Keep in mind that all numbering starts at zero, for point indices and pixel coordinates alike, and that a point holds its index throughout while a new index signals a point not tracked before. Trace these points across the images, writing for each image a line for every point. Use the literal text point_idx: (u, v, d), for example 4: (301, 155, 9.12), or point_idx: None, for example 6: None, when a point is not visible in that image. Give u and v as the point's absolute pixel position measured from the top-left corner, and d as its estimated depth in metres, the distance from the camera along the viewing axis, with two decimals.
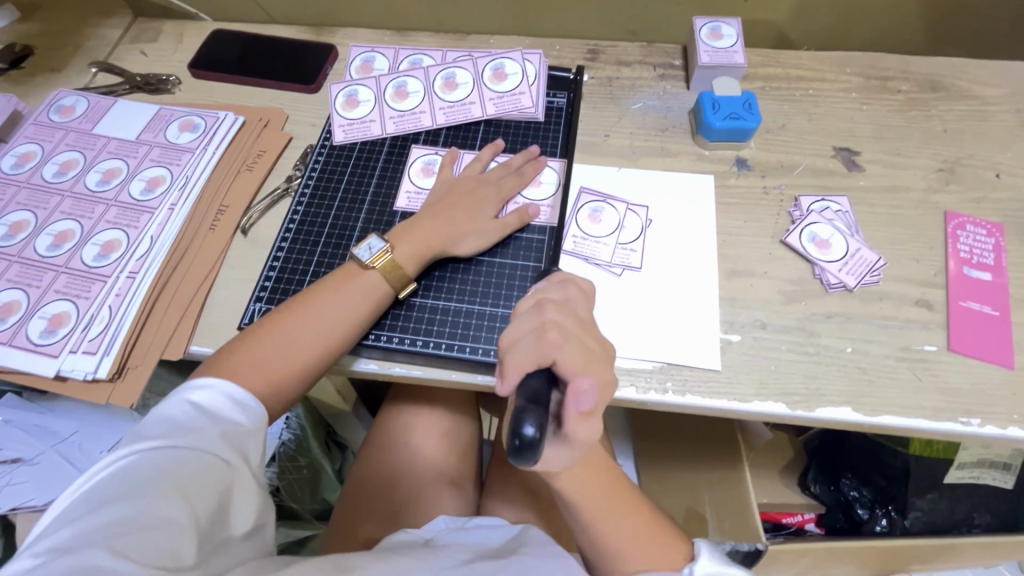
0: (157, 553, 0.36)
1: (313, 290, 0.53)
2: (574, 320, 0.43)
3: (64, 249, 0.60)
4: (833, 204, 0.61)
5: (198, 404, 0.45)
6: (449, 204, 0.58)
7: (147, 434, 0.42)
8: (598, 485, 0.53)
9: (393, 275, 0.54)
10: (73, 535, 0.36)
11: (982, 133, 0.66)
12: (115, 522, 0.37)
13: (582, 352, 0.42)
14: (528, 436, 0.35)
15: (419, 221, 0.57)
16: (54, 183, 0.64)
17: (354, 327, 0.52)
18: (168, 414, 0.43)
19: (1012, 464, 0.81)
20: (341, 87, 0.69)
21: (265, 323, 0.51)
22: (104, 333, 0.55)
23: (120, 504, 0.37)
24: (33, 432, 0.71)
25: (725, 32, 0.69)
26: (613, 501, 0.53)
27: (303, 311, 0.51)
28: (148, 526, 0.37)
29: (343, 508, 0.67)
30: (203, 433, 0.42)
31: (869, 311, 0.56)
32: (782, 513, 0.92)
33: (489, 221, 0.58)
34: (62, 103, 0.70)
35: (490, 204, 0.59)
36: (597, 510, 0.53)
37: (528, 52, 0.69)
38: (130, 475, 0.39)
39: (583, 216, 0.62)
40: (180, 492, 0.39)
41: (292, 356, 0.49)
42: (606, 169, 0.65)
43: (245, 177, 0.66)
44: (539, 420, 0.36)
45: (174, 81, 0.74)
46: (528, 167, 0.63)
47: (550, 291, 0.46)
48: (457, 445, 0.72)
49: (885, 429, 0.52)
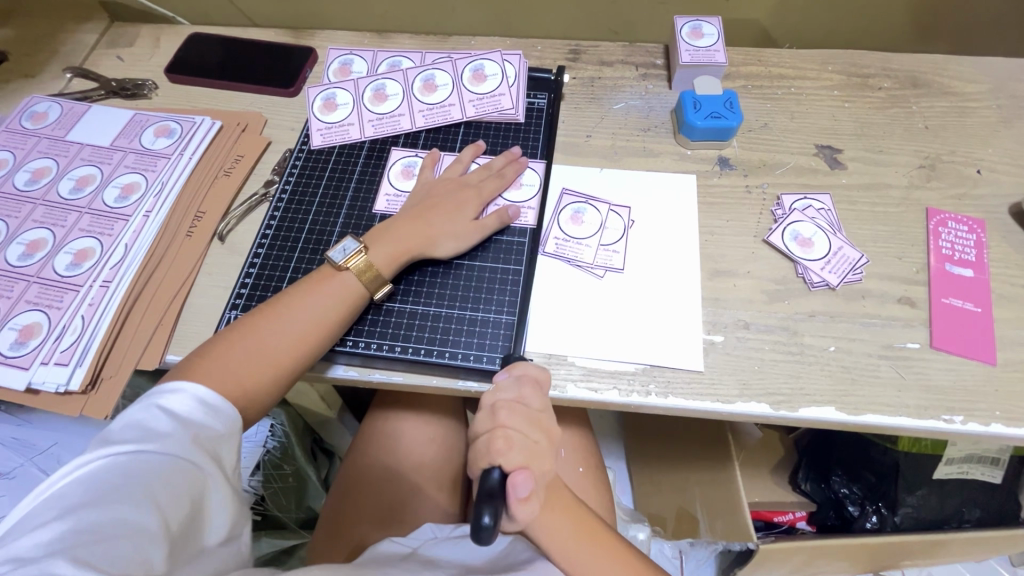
0: (125, 561, 0.34)
1: (288, 293, 0.52)
2: (527, 418, 0.46)
3: (35, 259, 0.58)
4: (815, 202, 0.61)
5: (170, 409, 0.43)
6: (428, 206, 0.58)
7: (115, 440, 0.41)
8: (567, 529, 0.51)
9: (370, 277, 0.54)
10: (36, 543, 0.34)
11: (963, 129, 0.66)
12: (82, 530, 0.35)
13: (529, 450, 0.46)
14: (485, 523, 0.40)
15: (397, 224, 0.56)
16: (26, 191, 0.63)
17: (330, 329, 0.51)
18: (139, 419, 0.42)
19: (1000, 459, 0.83)
20: (318, 90, 0.68)
21: (238, 327, 0.50)
22: (76, 344, 0.54)
23: (87, 512, 0.36)
24: (12, 445, 0.69)
25: (705, 31, 0.68)
26: (587, 544, 0.51)
27: (278, 314, 0.50)
28: (116, 533, 0.35)
29: (327, 518, 0.66)
30: (175, 438, 0.41)
31: (852, 309, 0.56)
32: (774, 511, 0.91)
33: (469, 223, 0.58)
34: (35, 109, 0.69)
35: (471, 206, 0.58)
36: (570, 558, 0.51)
37: (508, 54, 0.69)
38: (97, 481, 0.38)
39: (565, 217, 0.61)
40: (149, 499, 0.38)
41: (266, 359, 0.49)
42: (587, 171, 0.64)
43: (222, 182, 0.65)
44: (494, 509, 0.41)
45: (150, 86, 0.73)
46: (510, 168, 0.62)
47: (503, 392, 0.48)
48: (443, 451, 0.71)
49: (870, 427, 0.52)
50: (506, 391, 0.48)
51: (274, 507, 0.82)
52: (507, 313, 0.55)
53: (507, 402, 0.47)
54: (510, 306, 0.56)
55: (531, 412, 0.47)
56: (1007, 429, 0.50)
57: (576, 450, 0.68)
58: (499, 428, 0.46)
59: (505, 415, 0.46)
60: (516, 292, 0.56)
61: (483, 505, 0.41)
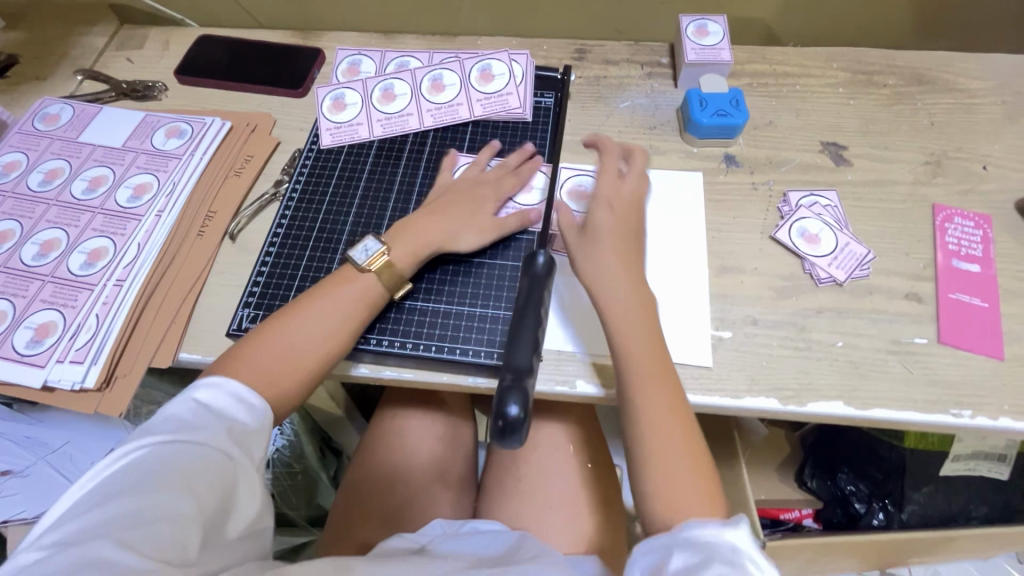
0: (161, 547, 0.36)
1: (308, 295, 0.53)
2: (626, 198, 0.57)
3: (50, 258, 0.59)
4: (821, 199, 0.62)
5: (205, 403, 0.44)
6: (445, 203, 0.58)
7: (155, 430, 0.41)
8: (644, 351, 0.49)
9: (391, 280, 0.54)
10: (78, 529, 0.36)
11: (969, 125, 0.66)
12: (120, 517, 0.36)
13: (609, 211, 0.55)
14: (512, 413, 0.40)
15: (415, 221, 0.57)
16: (40, 192, 0.63)
17: (354, 326, 0.52)
18: (176, 411, 0.43)
19: (1008, 456, 0.81)
20: (328, 90, 0.68)
21: (257, 332, 0.50)
22: (91, 342, 0.55)
23: (125, 499, 0.37)
24: (24, 444, 0.70)
25: (711, 29, 0.69)
26: (658, 387, 0.48)
27: (305, 313, 0.51)
28: (153, 520, 0.37)
29: (338, 512, 0.66)
30: (209, 429, 0.42)
31: (859, 305, 0.56)
32: (780, 509, 0.91)
33: (490, 220, 0.58)
34: (47, 111, 0.69)
35: (489, 203, 0.59)
36: (632, 363, 0.49)
37: (515, 53, 0.69)
38: (136, 469, 0.39)
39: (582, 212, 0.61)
40: (184, 483, 0.39)
41: (296, 359, 0.49)
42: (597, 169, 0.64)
43: (233, 182, 0.65)
44: (522, 399, 0.41)
45: (160, 88, 0.74)
46: (527, 169, 0.62)
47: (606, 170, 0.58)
48: (451, 447, 0.71)
49: (878, 422, 0.52)
50: (606, 179, 0.58)
51: (284, 504, 0.82)
52: None
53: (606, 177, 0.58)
54: None
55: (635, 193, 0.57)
56: (1015, 423, 0.51)
57: (584, 447, 0.68)
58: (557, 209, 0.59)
59: (608, 179, 0.58)
60: None
61: (508, 396, 0.41)
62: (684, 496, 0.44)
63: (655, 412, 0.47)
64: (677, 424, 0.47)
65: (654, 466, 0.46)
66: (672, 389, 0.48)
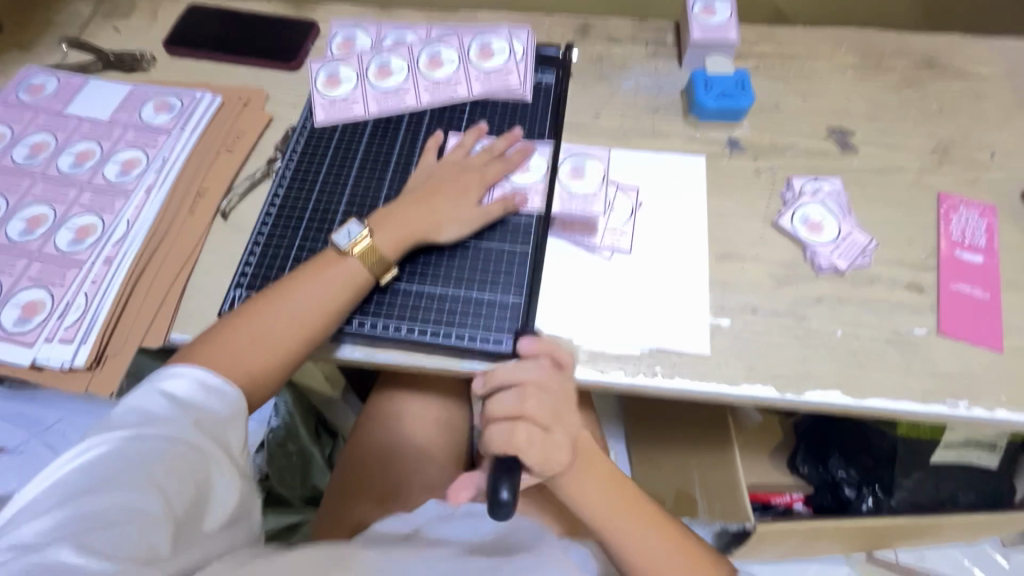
0: (131, 546, 0.35)
1: (293, 276, 0.52)
2: (548, 404, 0.49)
3: (36, 235, 0.58)
4: (826, 184, 0.60)
5: (170, 395, 0.43)
6: (430, 191, 0.57)
7: (118, 425, 0.41)
8: (601, 500, 0.54)
9: (375, 261, 0.53)
10: (39, 530, 0.34)
11: (977, 112, 0.65)
12: (85, 516, 0.35)
13: (544, 450, 0.49)
14: (502, 497, 0.43)
15: (397, 210, 0.56)
16: (25, 165, 0.62)
17: (335, 310, 0.51)
18: (141, 404, 0.42)
19: (998, 445, 0.85)
20: (322, 65, 0.67)
21: (240, 313, 0.50)
22: (80, 321, 0.54)
23: (91, 496, 0.36)
24: (16, 420, 0.70)
25: (718, 7, 0.67)
26: (622, 509, 0.54)
27: (282, 297, 0.50)
28: (122, 518, 0.36)
29: (332, 494, 0.67)
30: (177, 422, 0.41)
31: (861, 294, 0.55)
32: (771, 493, 0.89)
33: (473, 208, 0.57)
34: (32, 82, 0.67)
35: (475, 189, 0.58)
36: (602, 520, 0.54)
37: (515, 29, 0.68)
38: (101, 465, 0.38)
39: (566, 170, 0.60)
40: (153, 479, 0.38)
41: (271, 344, 0.49)
42: (596, 150, 0.62)
43: (225, 158, 0.64)
44: (511, 484, 0.44)
45: (149, 59, 0.72)
46: (516, 153, 0.60)
47: (495, 405, 0.49)
48: (447, 428, 0.71)
49: (875, 413, 0.52)
50: (499, 407, 0.49)
51: (279, 483, 0.83)
52: (514, 295, 0.55)
53: (506, 403, 0.49)
54: (518, 288, 0.55)
55: (547, 389, 0.50)
56: (1011, 415, 0.51)
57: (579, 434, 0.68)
58: (521, 418, 0.48)
59: (527, 406, 0.48)
60: (525, 274, 0.56)
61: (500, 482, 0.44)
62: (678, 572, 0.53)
63: (626, 526, 0.54)
64: (650, 528, 0.54)
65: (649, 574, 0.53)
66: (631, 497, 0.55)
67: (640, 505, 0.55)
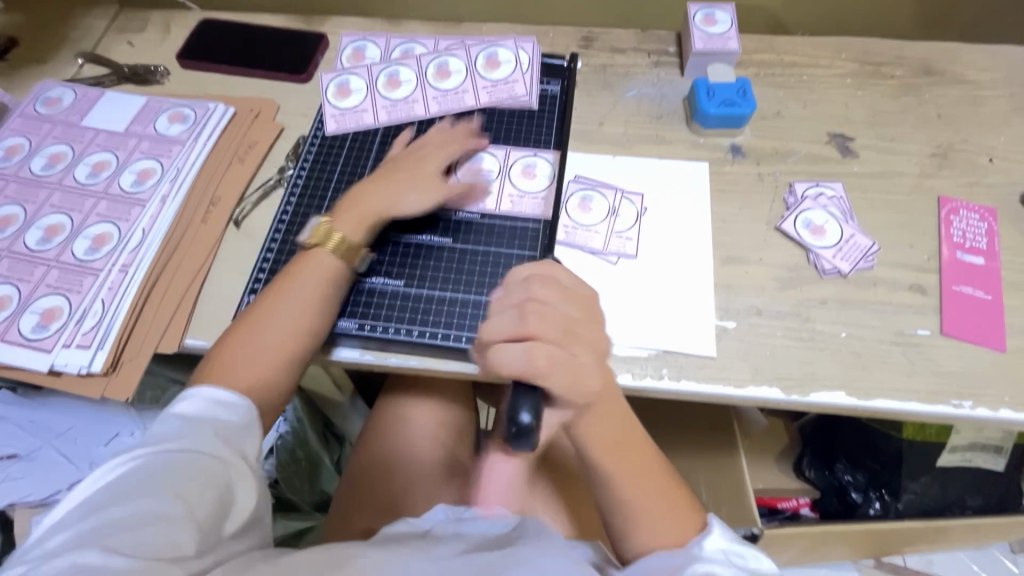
0: (152, 547, 0.36)
1: (270, 287, 0.53)
2: (559, 324, 0.44)
3: (54, 243, 0.59)
4: (827, 190, 0.61)
5: (188, 412, 0.45)
6: (389, 172, 0.59)
7: (138, 445, 0.43)
8: (615, 435, 0.50)
9: (347, 251, 0.54)
10: (65, 539, 0.36)
11: (976, 117, 0.66)
12: (108, 523, 0.37)
13: (569, 368, 0.43)
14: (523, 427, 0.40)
15: (359, 193, 0.58)
16: (43, 176, 0.63)
17: (324, 306, 0.52)
18: (160, 426, 0.44)
19: (1004, 448, 0.84)
20: (333, 76, 0.68)
21: (232, 329, 0.51)
22: (97, 327, 0.55)
23: (114, 506, 0.38)
24: (29, 429, 0.71)
25: (719, 17, 0.68)
26: (630, 461, 0.50)
27: (278, 303, 0.52)
28: (142, 522, 0.38)
29: (342, 499, 0.67)
30: (194, 436, 0.43)
31: (864, 296, 0.56)
32: (778, 498, 0.92)
33: (431, 179, 0.58)
34: (49, 95, 0.69)
35: (429, 166, 0.59)
36: (611, 467, 0.50)
37: (521, 41, 0.69)
38: (123, 480, 0.40)
39: (572, 206, 0.61)
40: (172, 489, 0.40)
41: (274, 348, 0.50)
42: (607, 188, 0.62)
43: (237, 168, 0.65)
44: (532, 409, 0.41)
45: (162, 72, 0.73)
46: (466, 131, 0.63)
47: (496, 319, 0.44)
48: (455, 431, 0.72)
49: (880, 413, 0.52)
50: (501, 320, 0.44)
51: (288, 490, 0.82)
52: None
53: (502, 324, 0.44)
54: None
55: (563, 314, 0.44)
56: (1015, 415, 0.51)
57: None
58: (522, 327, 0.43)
59: (536, 322, 0.43)
60: None
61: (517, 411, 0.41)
62: (657, 525, 0.49)
63: (638, 482, 0.50)
64: (655, 484, 0.51)
65: (632, 517, 0.50)
66: (639, 458, 0.51)
67: (646, 464, 0.51)
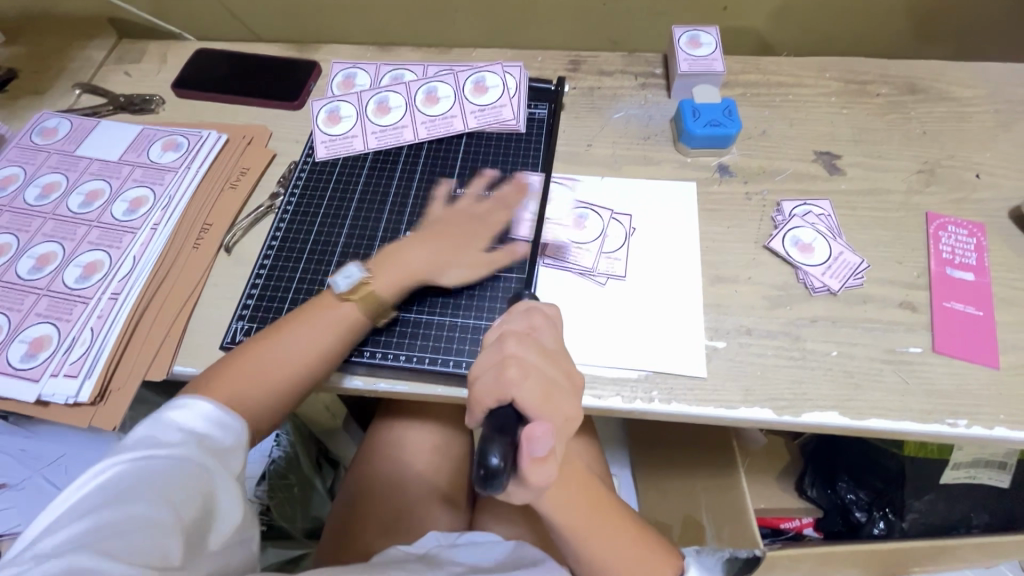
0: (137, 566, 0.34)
1: (289, 319, 0.54)
2: (537, 350, 0.42)
3: (45, 272, 0.59)
4: (815, 208, 0.62)
5: (181, 418, 0.44)
6: (438, 235, 0.59)
7: (130, 446, 0.42)
8: (572, 497, 0.52)
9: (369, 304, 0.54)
10: (53, 548, 0.34)
11: (962, 134, 0.66)
12: (96, 534, 0.35)
13: (543, 388, 0.40)
14: (493, 462, 0.34)
15: (402, 253, 0.57)
16: (36, 205, 0.64)
17: (329, 355, 0.52)
18: (152, 427, 0.43)
19: (1009, 464, 0.81)
20: (322, 103, 0.69)
21: (242, 351, 0.52)
22: (85, 355, 0.55)
23: (102, 515, 0.36)
24: (21, 456, 0.70)
25: (703, 40, 0.69)
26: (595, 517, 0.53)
27: (285, 335, 0.52)
28: (132, 533, 0.36)
29: (334, 527, 0.65)
30: (186, 445, 0.42)
31: (854, 314, 0.56)
32: (780, 519, 0.90)
33: (478, 253, 0.58)
34: (45, 125, 0.70)
35: (481, 237, 0.59)
36: (575, 528, 0.52)
37: (509, 65, 0.70)
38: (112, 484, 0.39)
39: (567, 221, 0.62)
40: (161, 498, 0.38)
41: (269, 383, 0.51)
42: (603, 206, 0.63)
43: (229, 194, 0.66)
44: (502, 447, 0.35)
45: (157, 101, 0.75)
46: (512, 193, 0.63)
47: (481, 357, 0.42)
48: (447, 461, 0.71)
49: (874, 432, 0.52)
50: (486, 356, 0.42)
51: (279, 515, 0.81)
52: None
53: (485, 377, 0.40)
54: None
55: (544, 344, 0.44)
56: (1011, 433, 0.50)
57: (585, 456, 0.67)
58: (507, 359, 0.40)
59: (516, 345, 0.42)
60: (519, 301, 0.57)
61: (489, 446, 0.35)
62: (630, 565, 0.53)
63: (601, 529, 0.53)
64: (614, 529, 0.54)
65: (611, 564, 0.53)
66: (600, 508, 0.54)
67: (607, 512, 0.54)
